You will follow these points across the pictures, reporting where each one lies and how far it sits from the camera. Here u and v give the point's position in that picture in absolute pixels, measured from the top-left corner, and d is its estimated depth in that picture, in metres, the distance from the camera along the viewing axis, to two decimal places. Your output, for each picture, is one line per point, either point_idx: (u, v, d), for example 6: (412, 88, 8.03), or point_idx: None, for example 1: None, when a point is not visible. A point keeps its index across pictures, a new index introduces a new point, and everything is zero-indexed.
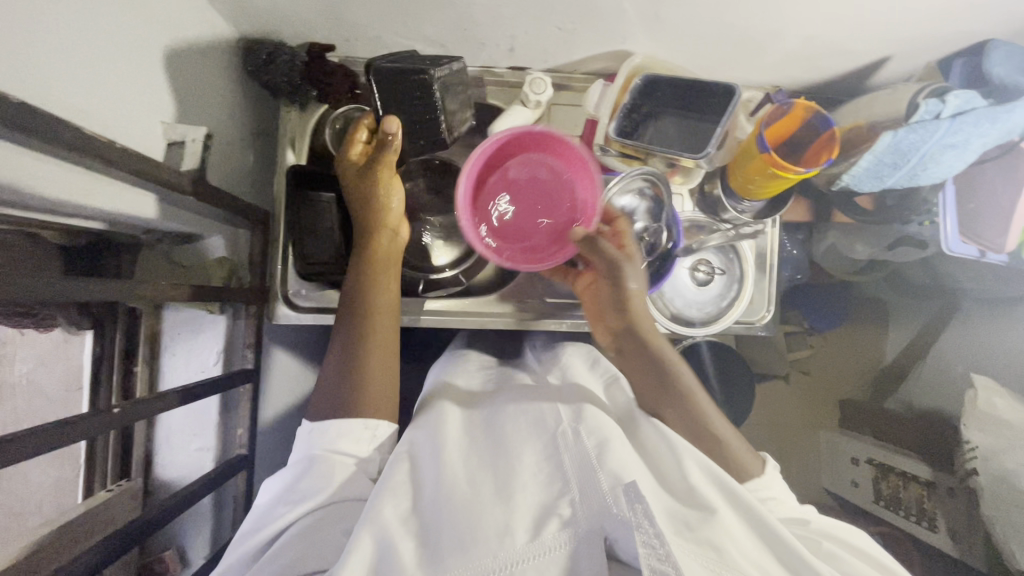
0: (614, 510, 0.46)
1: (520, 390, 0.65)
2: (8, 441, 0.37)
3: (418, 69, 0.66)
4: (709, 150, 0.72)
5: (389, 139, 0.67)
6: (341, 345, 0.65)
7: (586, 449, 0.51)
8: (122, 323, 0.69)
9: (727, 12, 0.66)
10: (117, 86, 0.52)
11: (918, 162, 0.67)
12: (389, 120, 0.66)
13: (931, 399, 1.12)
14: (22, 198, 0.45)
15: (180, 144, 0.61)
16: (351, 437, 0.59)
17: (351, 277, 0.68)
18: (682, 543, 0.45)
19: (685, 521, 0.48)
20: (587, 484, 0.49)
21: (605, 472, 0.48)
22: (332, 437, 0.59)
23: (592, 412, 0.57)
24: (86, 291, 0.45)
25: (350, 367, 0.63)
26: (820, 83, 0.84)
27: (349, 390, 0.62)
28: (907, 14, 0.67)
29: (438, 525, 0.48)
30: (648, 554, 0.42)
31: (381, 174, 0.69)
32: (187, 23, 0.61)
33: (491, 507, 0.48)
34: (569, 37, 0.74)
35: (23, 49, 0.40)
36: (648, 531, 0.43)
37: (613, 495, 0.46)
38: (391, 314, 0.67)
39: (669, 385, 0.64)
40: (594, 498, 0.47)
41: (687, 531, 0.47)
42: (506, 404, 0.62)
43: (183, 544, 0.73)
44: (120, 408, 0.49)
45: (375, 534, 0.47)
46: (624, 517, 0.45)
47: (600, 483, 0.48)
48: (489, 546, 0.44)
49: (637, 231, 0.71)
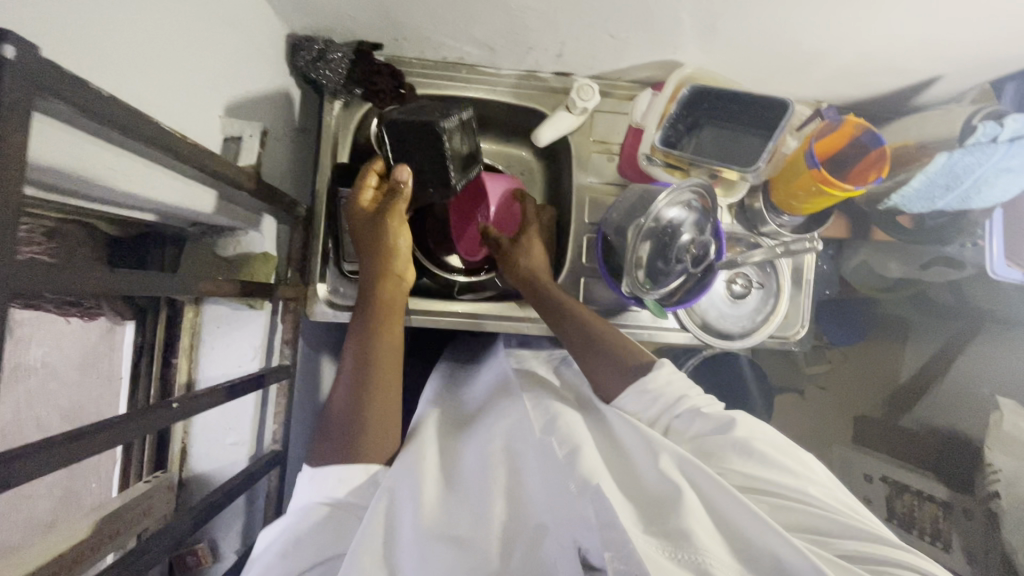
0: (585, 517, 0.46)
1: (502, 400, 0.66)
2: (84, 433, 0.36)
3: (430, 119, 0.67)
4: (759, 164, 0.72)
5: (401, 187, 0.69)
6: (348, 377, 0.62)
7: (557, 457, 0.52)
8: (162, 315, 0.71)
9: (784, 26, 0.66)
10: (183, 78, 0.52)
11: (972, 184, 0.69)
12: (401, 168, 0.69)
13: (950, 418, 1.10)
14: (94, 190, 0.46)
15: (237, 139, 0.62)
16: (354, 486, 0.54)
17: (358, 319, 0.66)
18: (650, 537, 0.44)
19: (653, 515, 0.47)
20: (560, 496, 0.49)
21: (575, 477, 0.49)
22: (334, 485, 0.54)
23: (565, 421, 0.57)
24: (163, 285, 0.43)
25: (354, 401, 0.60)
26: (866, 100, 0.83)
27: (355, 433, 0.58)
28: (965, 34, 0.66)
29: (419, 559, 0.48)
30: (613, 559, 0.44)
31: (390, 221, 0.68)
32: (243, 16, 0.61)
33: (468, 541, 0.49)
34: (620, 45, 0.74)
35: (104, 40, 0.40)
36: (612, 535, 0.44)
37: (581, 501, 0.47)
38: (393, 359, 0.64)
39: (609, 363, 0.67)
40: (565, 512, 0.48)
41: (654, 523, 0.46)
42: (492, 419, 0.63)
43: (214, 537, 0.75)
44: (179, 401, 0.46)
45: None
46: (592, 524, 0.46)
47: (569, 491, 0.48)
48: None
49: (683, 244, 0.71)
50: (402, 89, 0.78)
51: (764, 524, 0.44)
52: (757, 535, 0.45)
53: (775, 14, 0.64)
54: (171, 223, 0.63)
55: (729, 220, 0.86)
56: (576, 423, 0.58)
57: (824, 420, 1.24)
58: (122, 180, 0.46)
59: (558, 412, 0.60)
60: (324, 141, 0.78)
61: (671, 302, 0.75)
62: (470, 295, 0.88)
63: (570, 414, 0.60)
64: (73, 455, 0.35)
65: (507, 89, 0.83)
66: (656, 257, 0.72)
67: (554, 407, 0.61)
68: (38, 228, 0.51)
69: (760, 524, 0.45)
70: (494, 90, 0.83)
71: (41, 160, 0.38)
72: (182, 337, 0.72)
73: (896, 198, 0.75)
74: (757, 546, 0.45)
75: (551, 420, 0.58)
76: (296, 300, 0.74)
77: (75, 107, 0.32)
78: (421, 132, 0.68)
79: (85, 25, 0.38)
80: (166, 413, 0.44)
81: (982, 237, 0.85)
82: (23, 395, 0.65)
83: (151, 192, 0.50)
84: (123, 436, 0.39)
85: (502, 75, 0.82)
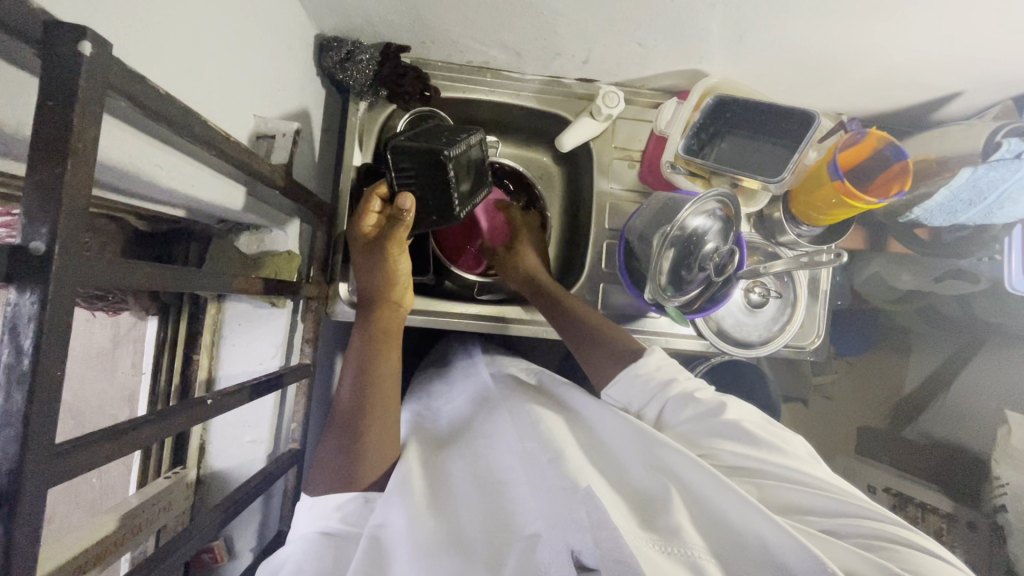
0: (577, 517, 0.45)
1: (489, 416, 0.66)
2: (138, 427, 0.36)
3: (434, 147, 0.66)
4: (785, 176, 0.72)
5: (402, 214, 0.66)
6: (346, 396, 0.63)
7: (542, 461, 0.52)
8: (184, 312, 0.71)
9: (812, 39, 0.67)
10: (221, 75, 0.52)
11: (995, 200, 0.70)
12: (403, 196, 0.64)
13: (957, 431, 1.10)
14: (137, 187, 0.46)
15: (268, 137, 0.61)
16: (352, 513, 0.57)
17: (356, 336, 0.67)
18: (642, 535, 0.44)
19: (646, 516, 0.47)
20: (548, 499, 0.48)
21: (564, 479, 0.48)
22: (332, 511, 0.57)
23: (547, 425, 0.57)
24: (205, 282, 0.44)
25: (350, 424, 0.61)
26: (886, 113, 0.84)
27: (349, 462, 0.59)
28: (990, 51, 0.67)
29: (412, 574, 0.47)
30: (606, 556, 0.42)
31: (388, 249, 0.67)
32: (276, 15, 0.61)
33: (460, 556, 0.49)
34: (647, 53, 0.74)
35: (151, 35, 0.40)
36: (605, 531, 0.43)
37: (573, 501, 0.46)
38: (392, 388, 0.64)
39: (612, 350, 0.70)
40: (556, 515, 0.47)
41: (648, 524, 0.46)
42: (480, 440, 0.63)
43: (230, 536, 0.74)
44: (214, 399, 0.46)
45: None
46: (584, 523, 0.44)
47: (557, 495, 0.47)
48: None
49: (708, 253, 0.72)
50: (427, 91, 0.79)
51: (744, 504, 0.45)
52: (741, 519, 0.45)
53: (804, 26, 0.65)
54: (196, 219, 0.63)
55: (748, 229, 0.86)
56: (558, 428, 0.58)
57: (829, 430, 1.23)
58: (166, 178, 0.46)
59: (539, 416, 0.59)
60: (349, 140, 0.79)
61: (690, 310, 0.75)
62: (489, 295, 0.88)
63: (553, 420, 0.59)
64: (124, 451, 0.35)
65: (531, 94, 0.84)
66: (680, 266, 0.73)
67: (535, 412, 0.60)
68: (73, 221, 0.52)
69: (739, 503, 0.46)
70: (518, 94, 0.84)
71: (105, 160, 0.38)
72: (203, 335, 0.72)
73: (917, 212, 0.77)
74: (740, 528, 0.45)
75: (534, 424, 0.57)
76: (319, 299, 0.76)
77: (135, 104, 0.33)
78: (425, 161, 0.67)
79: (136, 21, 0.38)
80: (201, 410, 0.43)
81: (999, 253, 0.85)
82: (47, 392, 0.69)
83: (190, 190, 0.50)
84: (165, 432, 0.38)
85: (526, 79, 0.83)
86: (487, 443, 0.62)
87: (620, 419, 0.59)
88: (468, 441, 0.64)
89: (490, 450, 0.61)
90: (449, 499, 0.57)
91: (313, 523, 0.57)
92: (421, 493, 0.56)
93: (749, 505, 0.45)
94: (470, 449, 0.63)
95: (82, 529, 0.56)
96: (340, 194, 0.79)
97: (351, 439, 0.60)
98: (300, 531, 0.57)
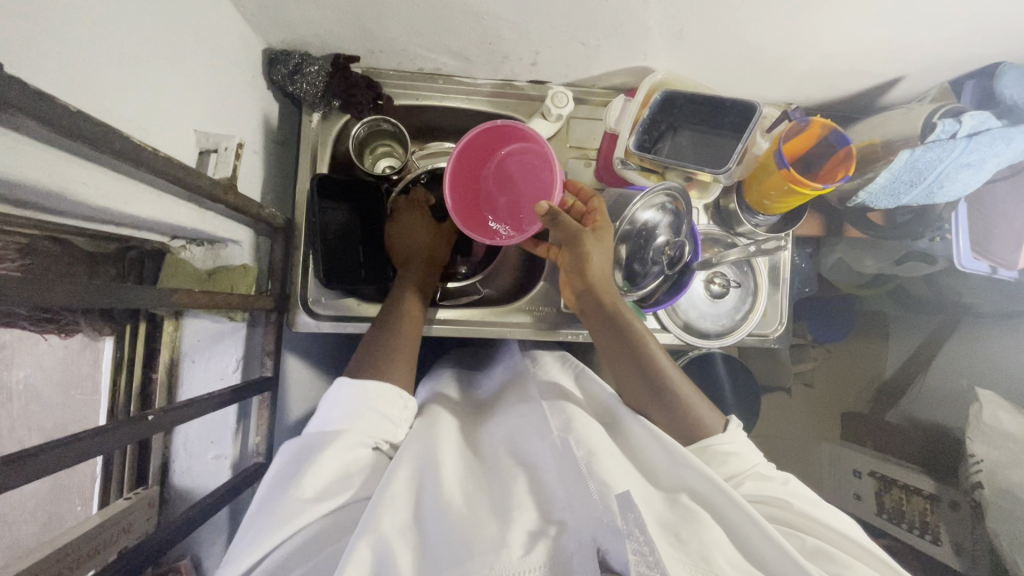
0: (608, 522, 0.46)
1: (515, 406, 0.67)
2: (58, 446, 0.38)
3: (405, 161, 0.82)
4: (731, 164, 0.73)
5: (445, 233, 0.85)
6: (384, 317, 0.71)
7: (575, 457, 0.53)
8: (140, 331, 0.71)
9: (751, 32, 0.68)
10: (158, 92, 0.52)
11: (935, 179, 0.73)
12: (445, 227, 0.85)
13: (931, 411, 1.10)
14: (67, 206, 0.46)
15: (213, 152, 0.62)
16: (387, 400, 0.60)
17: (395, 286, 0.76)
18: (673, 553, 0.46)
19: (675, 532, 0.49)
20: (579, 494, 0.49)
21: (595, 481, 0.49)
22: (370, 396, 0.60)
23: (580, 423, 0.58)
24: (133, 296, 0.44)
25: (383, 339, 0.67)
26: (833, 100, 0.86)
27: (380, 356, 0.65)
28: (920, 38, 0.69)
29: (439, 540, 0.48)
30: (638, 561, 0.43)
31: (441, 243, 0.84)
32: (217, 30, 0.62)
33: (487, 525, 0.49)
34: (592, 53, 0.76)
35: (73, 56, 0.41)
36: (639, 538, 0.44)
37: (606, 506, 0.46)
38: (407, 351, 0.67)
39: (658, 388, 0.66)
40: (586, 511, 0.48)
41: (678, 542, 0.48)
42: (507, 424, 0.65)
43: (198, 553, 0.75)
44: (157, 414, 0.49)
45: (374, 544, 0.45)
46: (618, 528, 0.45)
47: (591, 494, 0.48)
48: (486, 559, 0.44)
49: (659, 245, 0.75)
50: (379, 100, 0.79)
51: (782, 552, 0.48)
52: (775, 562, 0.48)
53: (741, 20, 0.66)
54: (148, 238, 0.62)
55: (706, 221, 0.87)
56: (590, 425, 0.59)
57: (813, 417, 1.25)
58: (94, 195, 0.46)
59: (573, 412, 0.60)
60: (304, 153, 0.80)
61: (651, 302, 0.78)
62: (451, 302, 0.85)
63: (586, 418, 0.60)
64: (40, 468, 0.36)
65: (485, 98, 0.85)
66: (633, 258, 0.77)
67: (567, 406, 0.62)
68: (12, 245, 0.50)
69: (778, 551, 0.48)
70: (471, 98, 0.85)
71: (16, 178, 0.39)
72: (160, 352, 0.72)
73: (862, 195, 0.80)
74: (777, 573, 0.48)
75: (567, 420, 0.59)
76: (279, 308, 0.76)
77: (40, 121, 0.33)
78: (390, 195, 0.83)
79: (53, 45, 0.39)
80: (147, 426, 0.47)
81: (949, 232, 0.87)
82: (14, 414, 0.64)
83: (126, 207, 0.51)
84: (93, 451, 0.41)
85: (479, 84, 0.84)
86: (516, 426, 0.64)
87: (649, 429, 0.60)
88: (499, 427, 0.66)
89: (519, 436, 0.62)
90: (475, 478, 0.57)
91: (351, 413, 0.58)
92: (461, 479, 0.57)
93: (789, 554, 0.47)
94: (501, 433, 0.65)
95: (39, 550, 0.56)
96: (296, 205, 0.78)
97: (374, 365, 0.64)
98: (330, 421, 0.58)
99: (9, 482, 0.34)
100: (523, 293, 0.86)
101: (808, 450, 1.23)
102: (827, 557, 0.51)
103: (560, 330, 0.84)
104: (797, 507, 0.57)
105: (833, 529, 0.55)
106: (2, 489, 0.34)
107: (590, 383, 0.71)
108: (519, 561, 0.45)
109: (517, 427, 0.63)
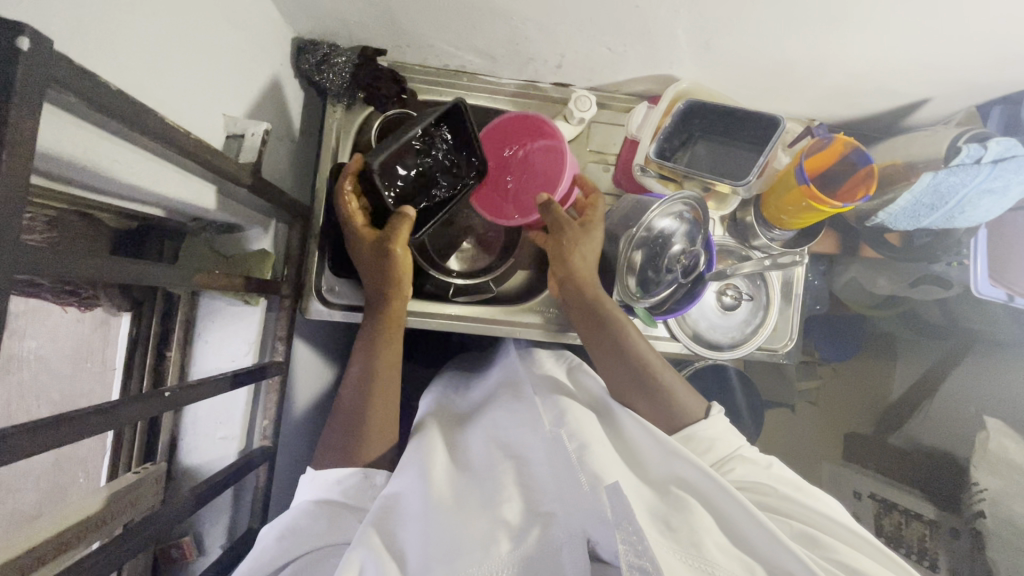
0: (600, 513, 0.46)
1: (504, 397, 0.67)
2: (70, 415, 0.38)
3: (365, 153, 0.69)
4: (751, 177, 0.72)
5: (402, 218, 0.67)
6: (358, 372, 0.68)
7: (566, 451, 0.52)
8: (158, 310, 0.72)
9: (779, 45, 0.68)
10: (191, 76, 0.53)
11: (955, 205, 0.73)
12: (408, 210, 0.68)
13: (937, 436, 1.08)
14: (101, 183, 0.47)
15: (239, 137, 0.62)
16: (354, 488, 0.60)
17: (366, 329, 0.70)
18: (662, 541, 0.46)
19: (665, 520, 0.49)
20: (570, 487, 0.50)
21: (586, 473, 0.49)
22: (335, 484, 0.60)
23: (573, 416, 0.58)
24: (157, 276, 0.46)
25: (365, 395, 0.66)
26: (857, 118, 0.86)
27: (356, 420, 0.65)
28: (950, 61, 0.69)
29: (430, 535, 0.49)
30: (626, 550, 0.43)
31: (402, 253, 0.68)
32: (250, 16, 0.63)
33: (476, 520, 0.50)
34: (618, 58, 0.76)
35: (116, 37, 0.42)
36: (627, 529, 0.44)
37: (596, 496, 0.47)
38: (390, 414, 0.68)
39: (644, 382, 0.67)
40: (576, 501, 0.49)
41: (668, 530, 0.48)
42: (495, 413, 0.65)
43: (200, 531, 0.77)
44: (171, 391, 0.50)
45: (362, 559, 0.48)
46: (607, 518, 0.46)
47: (583, 487, 0.48)
48: (473, 558, 0.46)
49: (674, 255, 0.74)
50: (405, 95, 0.78)
51: (772, 537, 0.47)
52: (768, 551, 0.48)
53: (770, 34, 0.66)
54: (173, 218, 0.63)
55: (721, 232, 0.87)
56: (583, 417, 0.59)
57: (816, 435, 1.24)
58: (127, 175, 0.48)
59: (567, 406, 0.60)
60: (327, 143, 0.80)
61: (661, 311, 0.78)
62: (465, 298, 0.84)
63: (577, 408, 0.60)
64: (59, 438, 0.37)
65: (508, 97, 0.85)
66: (648, 265, 0.76)
67: (560, 401, 0.62)
68: (43, 217, 0.51)
69: (767, 536, 0.48)
70: (494, 98, 0.85)
71: (56, 155, 0.40)
72: (176, 331, 0.73)
73: (882, 215, 0.79)
74: (770, 561, 0.48)
75: (560, 414, 0.59)
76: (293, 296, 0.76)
77: (81, 97, 0.34)
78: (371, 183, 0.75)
79: (98, 26, 0.40)
80: (159, 403, 0.48)
81: (967, 256, 0.87)
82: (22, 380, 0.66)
83: (155, 188, 0.52)
84: (108, 424, 0.42)
85: (502, 83, 0.85)
86: (500, 423, 0.62)
87: (644, 425, 0.59)
88: (487, 414, 0.66)
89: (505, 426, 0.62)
90: (465, 474, 0.58)
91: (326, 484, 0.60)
92: (450, 473, 0.57)
93: (778, 540, 0.47)
94: (487, 423, 0.64)
95: (51, 517, 0.58)
96: (316, 193, 0.80)
97: (351, 426, 0.64)
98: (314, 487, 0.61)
99: (38, 446, 0.36)
100: (535, 294, 0.87)
101: (809, 468, 1.23)
102: (817, 544, 0.51)
103: (571, 332, 0.84)
104: (788, 495, 0.56)
105: (832, 522, 0.54)
106: (38, 450, 0.36)
107: (580, 377, 0.72)
108: (506, 556, 0.47)
109: (503, 419, 0.62)
